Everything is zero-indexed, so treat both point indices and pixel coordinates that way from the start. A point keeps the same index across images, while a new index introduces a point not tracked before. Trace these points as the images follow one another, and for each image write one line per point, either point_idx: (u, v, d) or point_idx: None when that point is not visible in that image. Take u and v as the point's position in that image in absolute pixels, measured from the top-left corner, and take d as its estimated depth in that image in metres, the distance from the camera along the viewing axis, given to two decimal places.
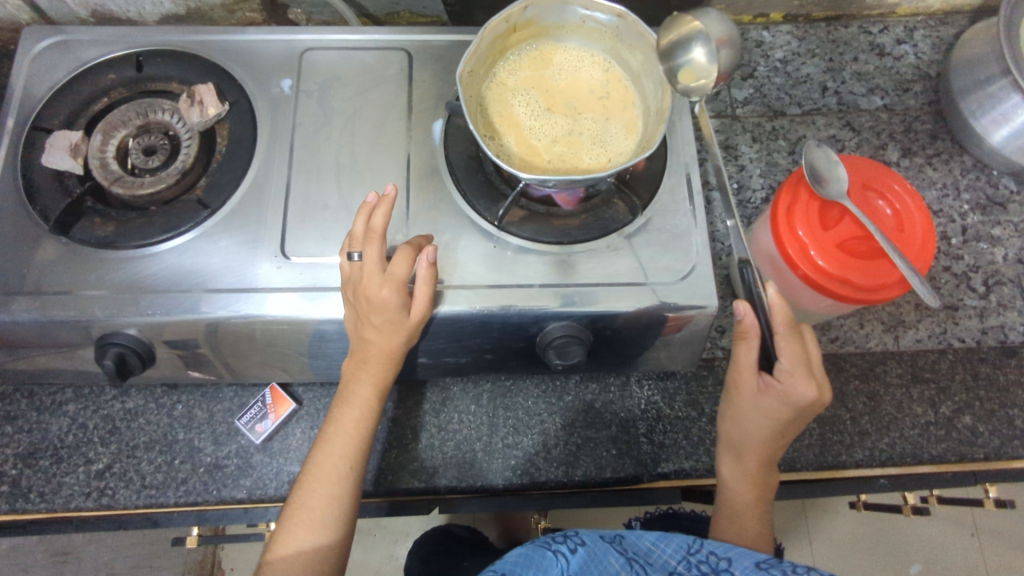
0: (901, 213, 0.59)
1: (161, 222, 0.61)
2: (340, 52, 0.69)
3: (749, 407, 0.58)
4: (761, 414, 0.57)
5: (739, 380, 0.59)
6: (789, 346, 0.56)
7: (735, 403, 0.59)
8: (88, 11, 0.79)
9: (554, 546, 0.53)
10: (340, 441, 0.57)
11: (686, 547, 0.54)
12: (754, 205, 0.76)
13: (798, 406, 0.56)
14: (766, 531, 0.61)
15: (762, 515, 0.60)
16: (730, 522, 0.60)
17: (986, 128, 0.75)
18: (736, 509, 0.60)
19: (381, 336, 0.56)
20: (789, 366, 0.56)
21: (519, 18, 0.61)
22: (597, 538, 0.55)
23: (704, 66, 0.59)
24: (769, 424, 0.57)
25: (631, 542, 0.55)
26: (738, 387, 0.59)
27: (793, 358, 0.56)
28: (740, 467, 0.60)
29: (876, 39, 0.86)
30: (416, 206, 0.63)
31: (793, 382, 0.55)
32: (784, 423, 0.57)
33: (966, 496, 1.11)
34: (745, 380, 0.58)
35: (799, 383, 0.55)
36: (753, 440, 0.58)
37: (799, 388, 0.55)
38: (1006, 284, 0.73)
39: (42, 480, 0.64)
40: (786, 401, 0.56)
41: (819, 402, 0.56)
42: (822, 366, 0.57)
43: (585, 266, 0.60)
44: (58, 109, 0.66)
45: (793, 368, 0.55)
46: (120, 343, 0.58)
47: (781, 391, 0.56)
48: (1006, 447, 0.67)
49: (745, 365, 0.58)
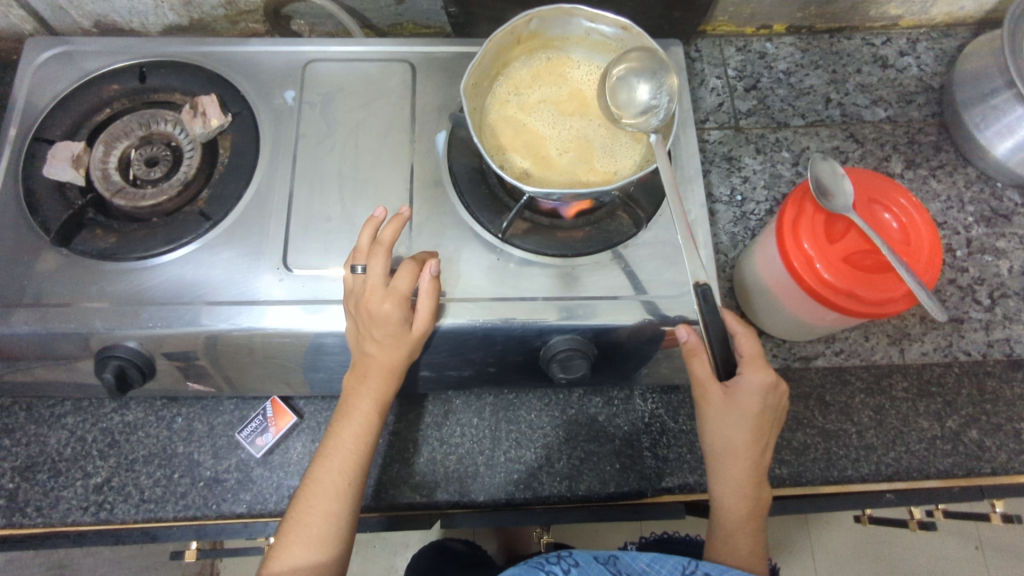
0: (907, 227, 0.59)
1: (164, 234, 0.61)
2: (344, 64, 0.69)
3: (725, 412, 0.56)
4: (737, 420, 0.56)
5: (705, 393, 0.57)
6: (748, 340, 0.57)
7: (710, 417, 0.57)
8: (91, 22, 0.79)
9: (548, 567, 0.55)
10: (339, 457, 0.57)
11: (681, 568, 0.53)
12: (757, 217, 0.76)
13: (761, 400, 0.56)
14: (762, 550, 0.58)
15: (756, 532, 0.58)
16: (723, 544, 0.58)
17: (990, 140, 0.75)
18: (729, 526, 0.58)
19: (382, 349, 0.56)
20: (746, 358, 0.56)
21: (523, 30, 0.61)
22: (590, 558, 0.56)
23: (633, 103, 0.60)
24: (745, 425, 0.56)
25: (625, 563, 0.56)
26: (706, 401, 0.57)
27: (752, 350, 0.57)
28: (727, 481, 0.57)
29: (879, 51, 0.86)
30: (420, 219, 0.62)
31: (752, 375, 0.55)
32: (756, 425, 0.56)
33: (972, 509, 1.11)
34: (712, 392, 0.56)
35: (758, 371, 0.56)
36: (736, 448, 0.57)
37: (759, 379, 0.55)
38: (1012, 297, 0.73)
39: (39, 494, 0.63)
40: (752, 396, 0.55)
41: (776, 384, 0.56)
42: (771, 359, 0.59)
43: (590, 278, 0.60)
44: (59, 119, 0.66)
45: (750, 362, 0.56)
46: (120, 356, 0.58)
47: (747, 390, 0.55)
48: (1014, 462, 0.66)
49: (703, 379, 0.57)
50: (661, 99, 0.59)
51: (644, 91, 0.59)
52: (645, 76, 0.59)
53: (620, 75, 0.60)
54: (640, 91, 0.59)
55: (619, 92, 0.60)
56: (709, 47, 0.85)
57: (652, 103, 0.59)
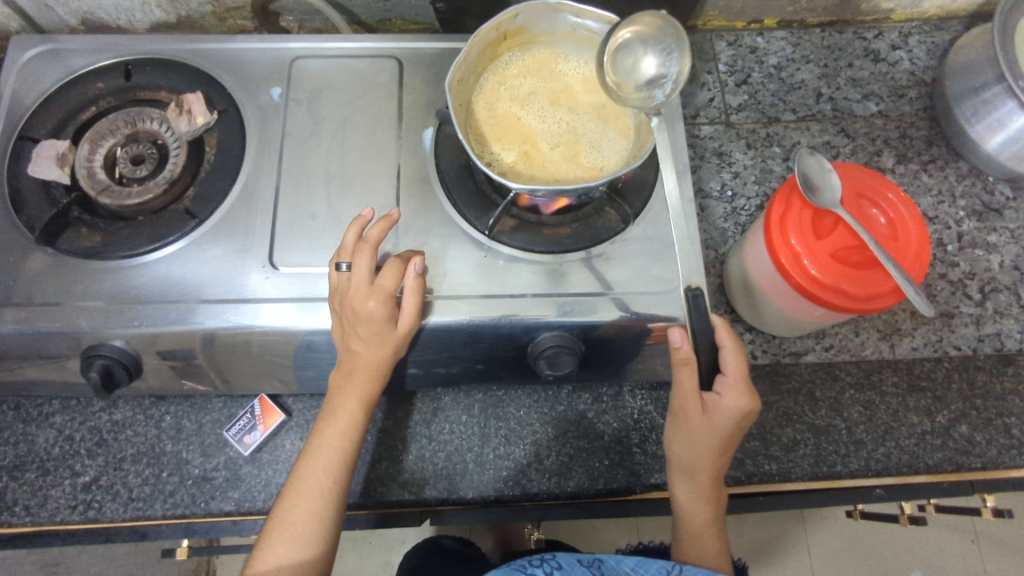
0: (895, 222, 0.58)
1: (149, 232, 0.61)
2: (331, 60, 0.69)
3: (700, 428, 0.57)
4: (707, 433, 0.56)
5: (684, 404, 0.57)
6: (734, 357, 0.55)
7: (684, 428, 0.58)
8: (78, 20, 0.78)
9: (530, 569, 0.56)
10: (323, 456, 0.57)
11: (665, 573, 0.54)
12: (748, 213, 0.75)
13: (735, 420, 0.55)
14: (726, 550, 0.61)
15: (721, 533, 0.60)
16: (692, 545, 0.60)
17: (981, 134, 0.74)
18: (694, 529, 0.60)
19: (368, 347, 0.56)
20: (731, 379, 0.55)
21: (509, 26, 0.61)
22: (574, 561, 0.57)
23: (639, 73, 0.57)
24: (716, 443, 0.57)
25: (608, 565, 0.57)
26: (684, 411, 0.57)
27: (737, 369, 0.55)
28: (696, 490, 0.59)
29: (871, 45, 0.85)
30: (406, 215, 0.62)
31: (729, 397, 0.55)
32: (726, 438, 0.57)
33: (967, 503, 1.11)
34: (691, 405, 0.56)
35: (740, 398, 0.55)
36: (706, 459, 0.58)
37: (737, 403, 0.55)
38: (1003, 292, 0.73)
39: (27, 493, 0.63)
40: (726, 415, 0.55)
41: (754, 411, 0.56)
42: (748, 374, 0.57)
43: (576, 276, 0.60)
44: (44, 117, 0.65)
45: (730, 383, 0.55)
46: (106, 355, 0.58)
47: (722, 409, 0.55)
48: (1004, 456, 0.66)
49: (687, 391, 0.56)
50: (670, 67, 0.56)
51: (653, 58, 0.56)
52: (652, 43, 0.56)
53: (627, 41, 0.57)
54: (648, 55, 0.56)
55: (624, 59, 0.57)
56: (700, 42, 0.84)
57: (658, 75, 0.56)
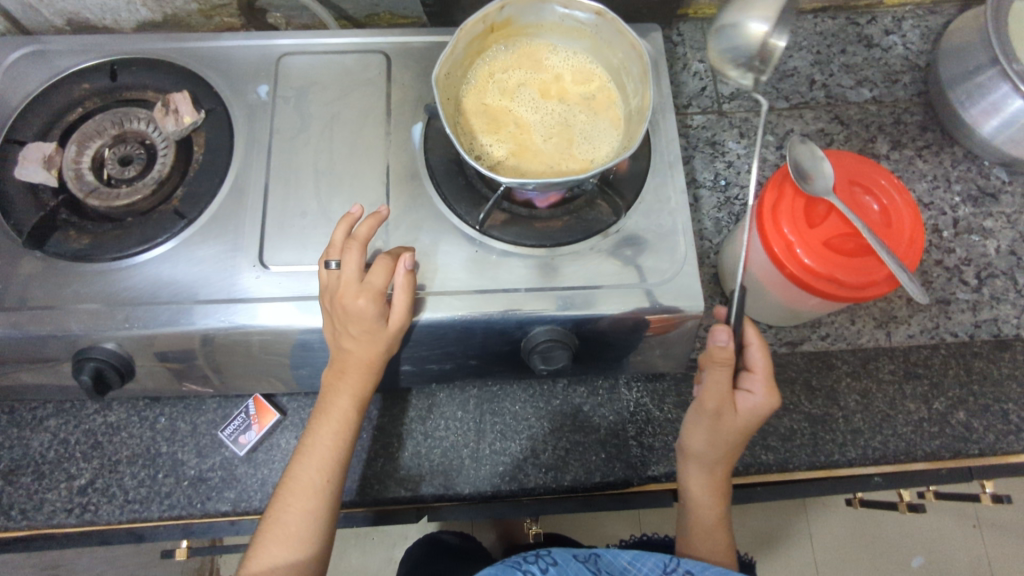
0: (889, 209, 0.58)
1: (138, 233, 0.60)
2: (318, 56, 0.68)
3: (731, 427, 0.57)
4: (737, 429, 0.58)
5: (716, 403, 0.57)
6: (759, 354, 0.58)
7: (713, 426, 0.58)
8: (63, 20, 0.78)
9: (526, 566, 0.56)
10: (316, 454, 0.57)
11: (662, 566, 0.55)
12: (742, 202, 0.75)
13: (764, 416, 0.58)
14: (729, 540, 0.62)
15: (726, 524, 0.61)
16: (705, 539, 0.61)
17: (975, 119, 0.73)
18: (710, 523, 0.60)
19: (359, 345, 0.55)
20: (762, 376, 0.58)
21: (496, 18, 0.60)
22: (569, 557, 0.57)
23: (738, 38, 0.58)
24: (742, 438, 0.58)
25: (605, 560, 0.58)
26: (716, 410, 0.57)
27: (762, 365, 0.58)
28: (716, 484, 0.59)
29: (864, 30, 0.84)
30: (396, 211, 0.62)
31: (761, 392, 0.57)
32: (750, 433, 0.58)
33: (968, 488, 1.11)
34: (725, 404, 0.57)
35: (770, 394, 0.58)
36: (730, 454, 0.58)
37: (771, 399, 0.57)
38: (999, 277, 0.72)
39: (23, 497, 0.63)
40: (757, 411, 0.57)
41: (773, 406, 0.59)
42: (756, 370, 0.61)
43: (568, 269, 0.59)
44: (30, 120, 0.65)
45: (759, 380, 0.58)
46: (97, 357, 0.57)
47: (757, 405, 0.57)
48: (1002, 442, 0.66)
49: (721, 390, 0.57)
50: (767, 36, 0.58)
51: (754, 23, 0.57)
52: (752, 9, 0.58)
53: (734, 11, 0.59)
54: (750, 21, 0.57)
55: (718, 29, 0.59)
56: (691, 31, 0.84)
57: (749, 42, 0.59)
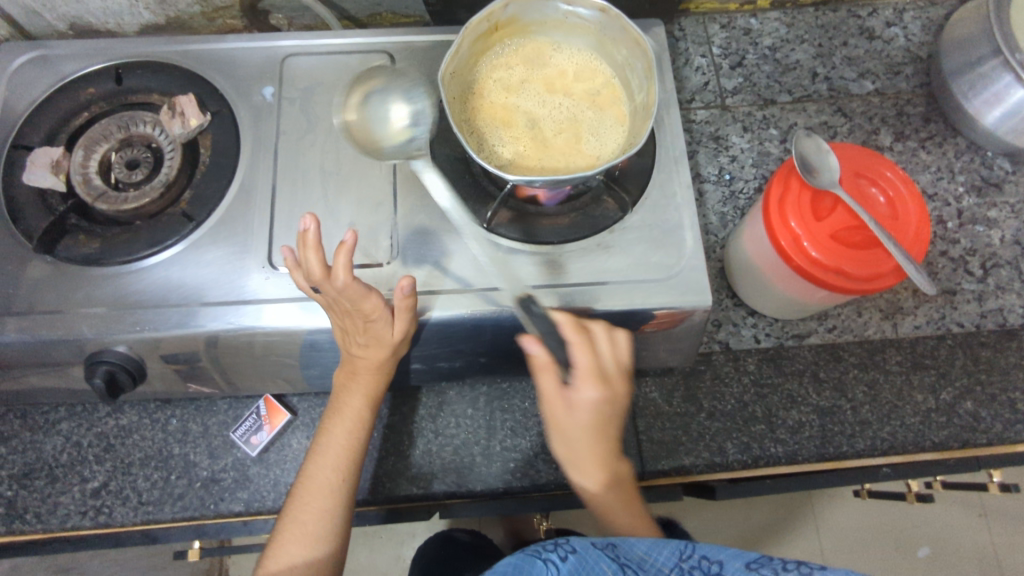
0: (895, 201, 0.58)
1: (147, 237, 0.61)
2: (322, 57, 0.69)
3: (571, 426, 0.54)
4: (569, 428, 0.54)
5: (553, 405, 0.54)
6: (583, 352, 0.52)
7: (559, 428, 0.54)
8: (66, 25, 0.78)
9: (544, 554, 0.51)
10: (331, 454, 0.57)
11: (680, 553, 0.50)
12: (746, 196, 0.75)
13: (594, 410, 0.53)
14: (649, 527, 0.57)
15: (636, 513, 0.56)
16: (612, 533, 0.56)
17: (978, 109, 0.74)
18: (606, 518, 0.56)
19: (368, 350, 0.56)
20: (582, 371, 0.52)
21: (501, 16, 0.60)
22: (589, 544, 0.51)
23: None
24: (592, 432, 0.53)
25: (624, 550, 0.52)
26: (555, 410, 0.54)
27: (590, 361, 0.52)
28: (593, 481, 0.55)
29: (866, 23, 0.85)
30: (403, 211, 0.62)
31: (584, 386, 0.52)
32: (598, 427, 0.53)
33: (974, 477, 1.12)
34: (557, 404, 0.53)
35: (593, 388, 0.52)
36: (575, 453, 0.54)
37: (587, 391, 0.52)
38: (1004, 267, 0.73)
39: (37, 501, 0.64)
40: (581, 405, 0.52)
41: (614, 395, 0.53)
42: (624, 353, 0.54)
43: (576, 265, 0.59)
44: (37, 125, 0.65)
45: (582, 373, 0.52)
46: (109, 361, 0.58)
47: (573, 400, 0.53)
48: (1009, 432, 0.66)
49: (551, 391, 0.53)
50: None
51: None
52: None
53: None
54: None
55: None
56: (693, 26, 0.84)
57: None
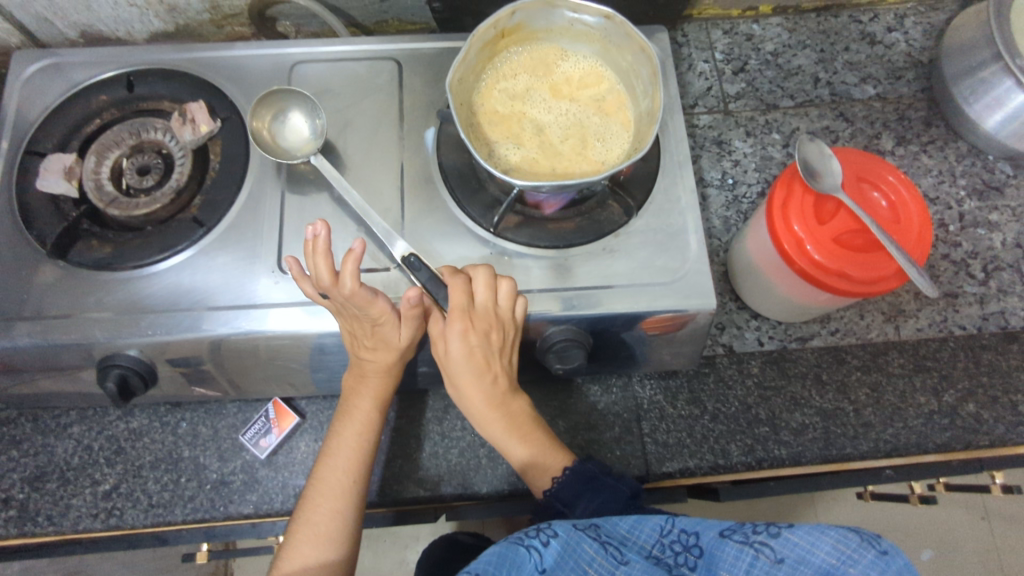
0: (897, 205, 0.59)
1: (158, 242, 0.61)
2: (330, 64, 0.70)
3: (450, 364, 0.58)
4: (450, 365, 0.58)
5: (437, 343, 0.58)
6: (456, 292, 0.54)
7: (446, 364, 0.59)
8: (77, 32, 0.79)
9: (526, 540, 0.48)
10: (342, 456, 0.58)
11: (660, 529, 0.49)
12: (749, 200, 0.76)
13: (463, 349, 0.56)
14: (547, 457, 0.60)
15: (528, 445, 0.60)
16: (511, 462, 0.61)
17: (979, 113, 0.74)
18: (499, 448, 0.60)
19: (377, 353, 0.57)
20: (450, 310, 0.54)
21: (507, 23, 0.61)
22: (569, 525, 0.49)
23: None
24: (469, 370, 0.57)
25: (603, 527, 0.50)
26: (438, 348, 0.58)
27: (459, 301, 0.54)
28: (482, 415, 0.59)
29: (867, 28, 0.85)
30: (410, 215, 0.63)
31: (451, 325, 0.55)
32: (476, 364, 0.57)
33: (977, 480, 1.12)
34: (437, 342, 0.57)
35: (458, 329, 0.55)
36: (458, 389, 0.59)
37: (453, 330, 0.55)
38: (1005, 270, 0.73)
39: (49, 503, 0.65)
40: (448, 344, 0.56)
41: (475, 335, 0.55)
42: (504, 294, 0.56)
43: (582, 269, 0.60)
44: (49, 132, 0.66)
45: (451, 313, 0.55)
46: (122, 364, 0.59)
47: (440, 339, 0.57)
48: (1011, 433, 0.67)
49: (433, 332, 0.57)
50: None
51: None
52: None
53: None
54: None
55: None
56: (696, 32, 0.85)
57: None
